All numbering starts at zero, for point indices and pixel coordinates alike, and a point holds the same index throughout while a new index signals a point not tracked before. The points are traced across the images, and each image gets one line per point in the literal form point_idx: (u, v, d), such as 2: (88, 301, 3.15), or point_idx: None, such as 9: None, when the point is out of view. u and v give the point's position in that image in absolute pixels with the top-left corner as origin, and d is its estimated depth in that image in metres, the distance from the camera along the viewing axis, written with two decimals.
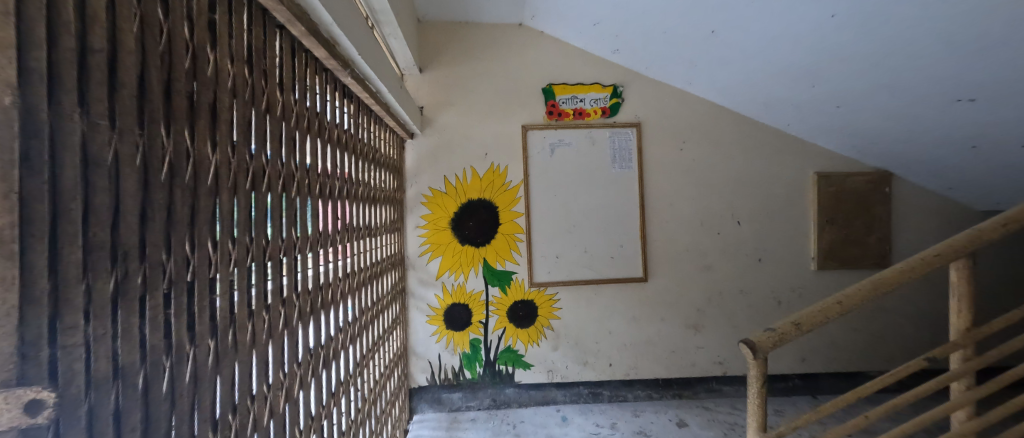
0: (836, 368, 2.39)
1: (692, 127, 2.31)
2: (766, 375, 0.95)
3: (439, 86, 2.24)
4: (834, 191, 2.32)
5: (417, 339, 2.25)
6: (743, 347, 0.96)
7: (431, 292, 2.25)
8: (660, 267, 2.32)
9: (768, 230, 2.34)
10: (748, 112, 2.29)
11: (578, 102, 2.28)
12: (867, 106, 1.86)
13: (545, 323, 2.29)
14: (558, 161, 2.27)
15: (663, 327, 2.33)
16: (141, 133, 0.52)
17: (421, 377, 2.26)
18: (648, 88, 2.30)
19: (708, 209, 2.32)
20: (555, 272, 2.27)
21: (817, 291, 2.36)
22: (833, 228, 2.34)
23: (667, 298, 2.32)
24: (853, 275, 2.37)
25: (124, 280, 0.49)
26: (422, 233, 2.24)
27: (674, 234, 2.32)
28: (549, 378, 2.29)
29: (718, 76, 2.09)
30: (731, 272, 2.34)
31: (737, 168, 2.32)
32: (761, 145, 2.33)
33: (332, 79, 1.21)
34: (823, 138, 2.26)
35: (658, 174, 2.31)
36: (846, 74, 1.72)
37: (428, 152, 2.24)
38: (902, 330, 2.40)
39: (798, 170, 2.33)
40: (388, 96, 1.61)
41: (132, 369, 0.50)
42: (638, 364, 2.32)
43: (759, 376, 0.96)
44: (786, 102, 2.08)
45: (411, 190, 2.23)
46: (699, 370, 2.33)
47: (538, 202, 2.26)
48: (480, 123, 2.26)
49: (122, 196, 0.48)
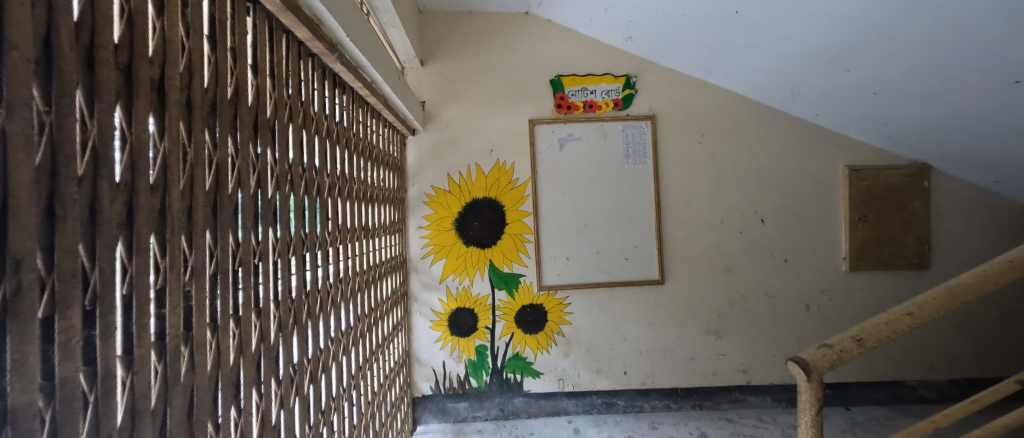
0: (871, 377, 2.21)
1: (711, 120, 2.16)
2: (821, 399, 0.81)
3: (441, 79, 2.13)
4: (866, 186, 2.15)
5: (420, 346, 2.14)
6: (794, 368, 0.82)
7: (435, 296, 2.14)
8: (678, 268, 2.17)
9: (794, 228, 2.18)
10: (773, 102, 2.13)
11: (588, 94, 2.14)
12: (908, 90, 1.70)
13: (555, 329, 2.16)
14: (568, 157, 2.14)
15: (682, 332, 2.18)
16: (46, 108, 0.41)
17: (425, 386, 2.14)
18: (663, 78, 2.16)
19: (728, 207, 2.17)
20: (566, 274, 2.15)
21: (848, 294, 2.19)
22: (867, 226, 2.16)
23: (685, 301, 2.17)
24: (889, 276, 2.19)
25: (15, 298, 0.38)
26: (425, 234, 2.13)
27: (692, 234, 2.17)
28: (559, 387, 2.16)
29: (741, 63, 1.94)
30: (754, 274, 2.18)
31: (759, 163, 2.17)
32: (786, 138, 2.16)
33: (319, 65, 1.11)
34: (855, 128, 2.09)
35: (674, 169, 2.16)
36: (886, 54, 1.57)
37: (430, 149, 2.14)
38: (944, 335, 2.21)
39: (827, 164, 2.16)
40: (384, 88, 1.50)
41: (28, 412, 0.38)
42: (654, 373, 2.18)
43: (812, 400, 0.82)
44: (816, 89, 1.92)
45: (413, 189, 2.13)
46: (721, 379, 2.18)
47: (547, 200, 2.14)
48: (484, 118, 2.15)
49: (9, 189, 0.37)
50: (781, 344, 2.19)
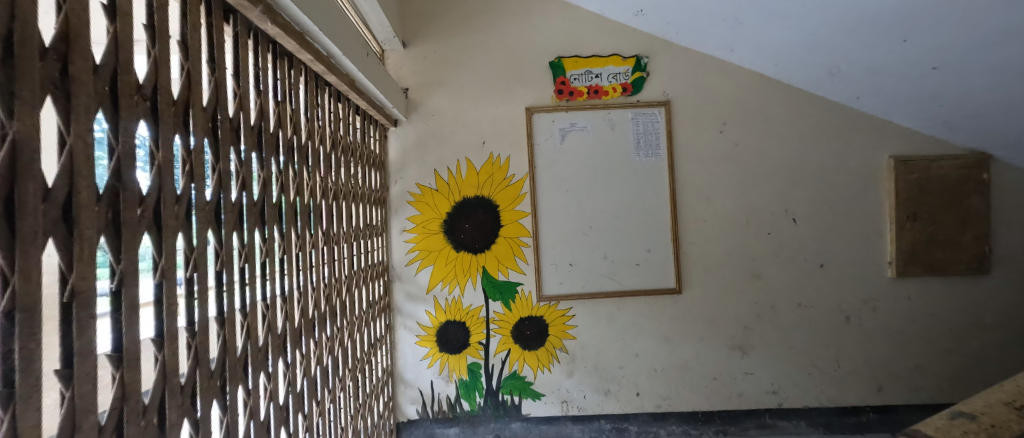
0: (923, 399, 1.91)
1: (735, 105, 1.89)
2: None
3: (426, 63, 1.89)
4: (915, 179, 1.87)
5: (404, 364, 1.90)
6: None
7: (422, 309, 1.90)
8: (697, 276, 1.90)
9: (830, 229, 1.90)
10: (806, 84, 1.86)
11: (592, 77, 1.89)
12: (977, 63, 1.41)
13: (557, 344, 1.90)
14: (570, 149, 1.89)
15: (702, 348, 1.91)
16: None
17: (411, 410, 1.90)
18: (678, 59, 1.89)
19: (755, 205, 1.90)
20: (569, 283, 1.89)
21: (894, 303, 1.90)
22: (917, 226, 1.88)
23: (706, 313, 1.91)
24: (941, 283, 1.90)
25: None
26: (410, 238, 1.89)
27: (713, 236, 1.90)
28: (562, 410, 1.90)
29: (771, 37, 1.66)
30: (786, 281, 1.91)
31: (790, 153, 1.89)
32: (821, 124, 1.89)
33: (246, 25, 0.85)
34: (904, 112, 1.80)
35: (692, 162, 1.90)
36: (955, 19, 1.28)
37: (414, 142, 1.90)
38: (1009, 351, 1.90)
39: (868, 154, 1.89)
40: (350, 66, 1.26)
41: None
42: (671, 394, 1.91)
43: None
44: (859, 66, 1.64)
45: (395, 188, 1.89)
46: (748, 401, 1.91)
47: (546, 199, 1.89)
48: (475, 106, 1.90)
49: None
50: (816, 361, 1.91)
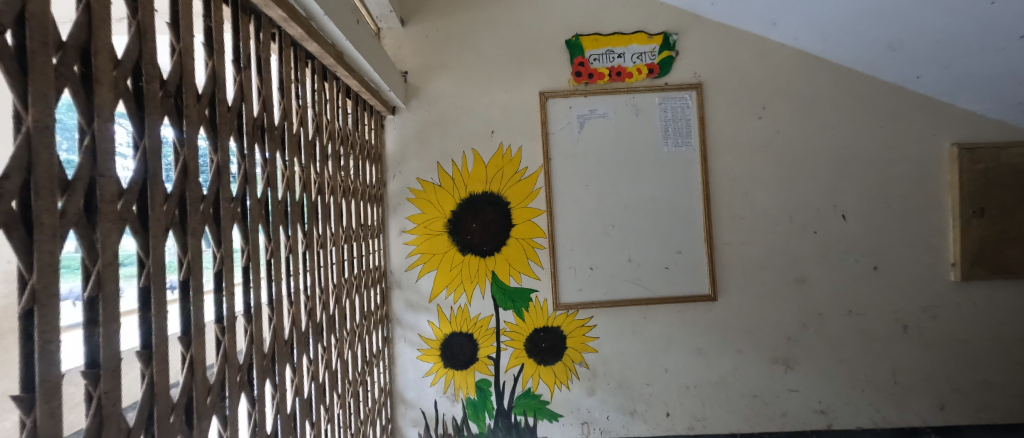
0: (991, 419, 1.69)
1: (776, 87, 1.68)
2: None
3: (427, 43, 1.68)
4: (982, 169, 1.65)
5: (405, 382, 1.70)
6: None
7: (424, 319, 1.69)
8: (734, 280, 1.69)
9: (885, 226, 1.68)
10: (857, 63, 1.64)
11: (615, 57, 1.68)
12: None
13: (577, 358, 1.69)
14: (591, 138, 1.68)
15: (739, 361, 1.69)
16: None
17: (412, 433, 1.70)
18: (710, 36, 1.68)
19: (800, 200, 1.68)
20: (590, 290, 1.68)
21: (957, 310, 1.68)
22: (984, 223, 1.65)
23: (743, 322, 1.69)
24: (1011, 287, 1.68)
25: None
26: (410, 239, 1.69)
27: (752, 236, 1.69)
28: (583, 433, 1.69)
29: (822, 7, 1.45)
30: (834, 286, 1.69)
31: (839, 141, 1.68)
32: (873, 108, 1.67)
33: None
34: (971, 93, 1.58)
35: (728, 151, 1.68)
36: None
37: (415, 132, 1.69)
38: None
39: (927, 142, 1.67)
40: (338, 35, 1.06)
41: None
42: (705, 414, 1.70)
43: None
44: (927, 39, 1.42)
45: (394, 183, 1.69)
46: (792, 422, 1.69)
47: (564, 195, 1.68)
48: (483, 92, 1.69)
49: None
50: (870, 376, 1.69)
